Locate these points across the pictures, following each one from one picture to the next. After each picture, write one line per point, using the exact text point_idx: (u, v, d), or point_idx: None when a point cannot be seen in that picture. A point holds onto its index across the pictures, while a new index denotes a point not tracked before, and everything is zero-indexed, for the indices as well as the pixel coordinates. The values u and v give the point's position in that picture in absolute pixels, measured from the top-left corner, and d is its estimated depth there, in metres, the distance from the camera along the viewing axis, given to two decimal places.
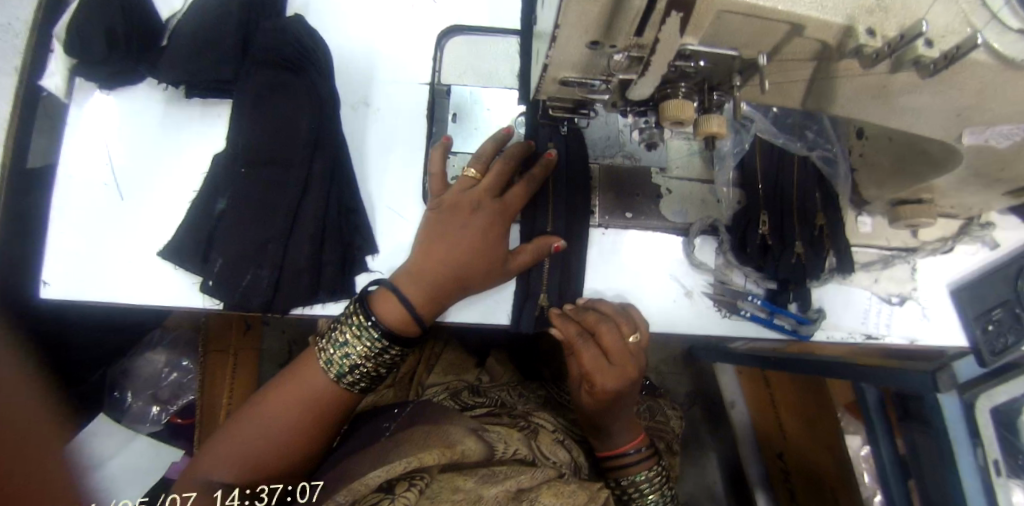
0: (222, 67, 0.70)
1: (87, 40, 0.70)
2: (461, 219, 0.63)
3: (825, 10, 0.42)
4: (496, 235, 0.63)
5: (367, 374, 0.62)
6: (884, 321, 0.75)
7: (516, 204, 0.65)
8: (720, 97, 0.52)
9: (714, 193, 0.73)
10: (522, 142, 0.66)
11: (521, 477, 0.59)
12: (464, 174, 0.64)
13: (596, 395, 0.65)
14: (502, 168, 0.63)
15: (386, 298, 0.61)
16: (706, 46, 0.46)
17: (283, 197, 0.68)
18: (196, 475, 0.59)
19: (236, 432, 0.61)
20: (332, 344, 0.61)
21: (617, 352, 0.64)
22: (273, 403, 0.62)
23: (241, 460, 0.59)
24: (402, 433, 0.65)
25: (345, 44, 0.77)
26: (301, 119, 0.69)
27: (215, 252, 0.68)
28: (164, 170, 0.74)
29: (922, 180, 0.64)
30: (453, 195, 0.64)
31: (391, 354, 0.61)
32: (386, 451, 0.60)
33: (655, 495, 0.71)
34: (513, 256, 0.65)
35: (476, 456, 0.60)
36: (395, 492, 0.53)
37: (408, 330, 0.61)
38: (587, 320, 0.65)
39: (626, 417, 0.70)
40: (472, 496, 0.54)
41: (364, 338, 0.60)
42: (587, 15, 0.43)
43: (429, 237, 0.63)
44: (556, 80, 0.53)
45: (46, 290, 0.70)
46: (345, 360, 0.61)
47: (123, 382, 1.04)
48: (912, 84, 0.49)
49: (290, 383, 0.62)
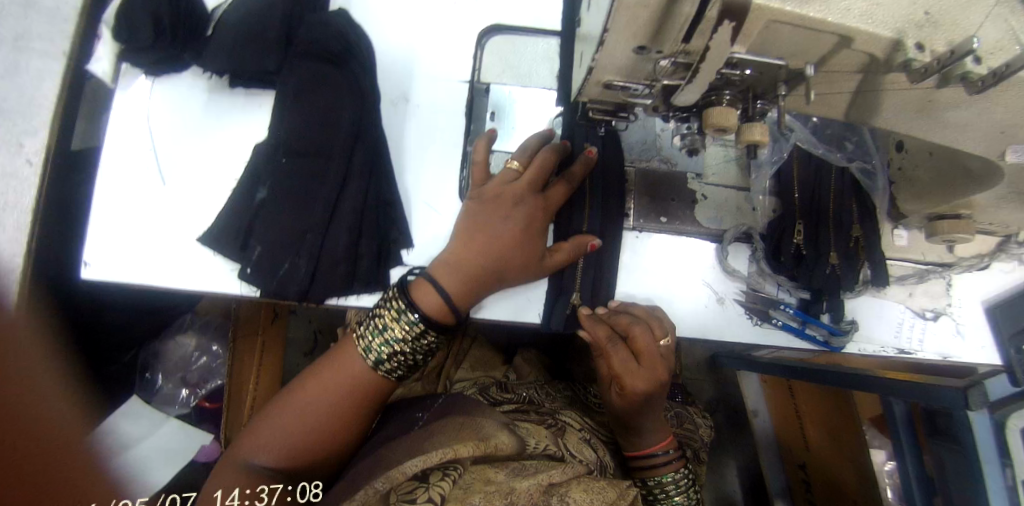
0: (267, 59, 0.72)
1: (135, 27, 0.72)
2: (501, 211, 0.64)
3: (874, 24, 0.42)
4: (536, 229, 0.64)
5: (404, 362, 0.64)
6: (917, 336, 0.75)
7: (555, 202, 0.66)
8: (764, 105, 0.52)
9: (749, 201, 0.74)
10: (558, 143, 0.66)
11: (551, 471, 0.60)
12: (508, 166, 0.65)
13: (626, 397, 0.66)
14: (546, 161, 0.64)
15: (424, 287, 0.63)
16: (753, 54, 0.46)
17: (322, 188, 0.70)
18: (237, 457, 0.62)
19: (278, 416, 0.64)
20: (370, 331, 0.63)
21: (648, 354, 0.65)
22: (312, 389, 0.64)
23: (281, 442, 0.62)
24: (434, 423, 0.67)
25: (386, 40, 0.78)
26: (343, 113, 0.71)
27: (254, 240, 0.70)
28: (206, 157, 0.76)
29: (963, 196, 0.63)
30: (496, 186, 0.65)
31: (427, 340, 0.63)
32: (423, 439, 0.63)
33: (682, 497, 0.70)
34: (550, 254, 0.65)
35: (509, 450, 0.63)
36: (429, 481, 0.55)
37: (443, 317, 0.63)
38: (619, 323, 0.66)
39: (656, 421, 0.71)
40: (504, 487, 0.56)
41: (401, 322, 0.62)
42: (637, 21, 0.44)
43: (470, 229, 0.64)
44: (600, 83, 0.54)
45: (86, 270, 0.72)
46: (384, 347, 0.62)
47: (154, 364, 1.07)
48: (958, 99, 0.48)
49: (328, 369, 0.64)
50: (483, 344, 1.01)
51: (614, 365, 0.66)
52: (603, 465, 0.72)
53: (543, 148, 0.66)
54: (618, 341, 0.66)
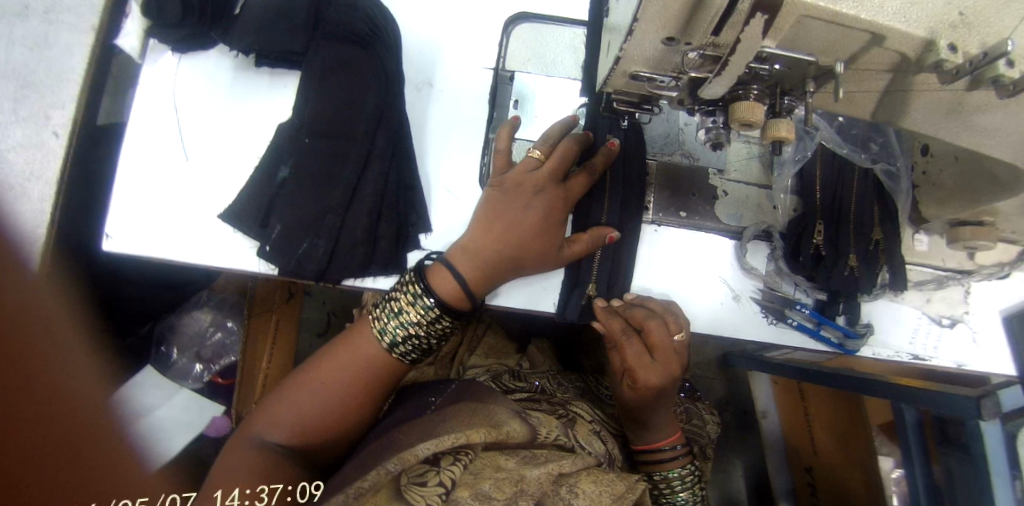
0: (294, 38, 0.72)
1: (163, 3, 0.73)
2: (521, 199, 0.64)
3: (908, 22, 0.42)
4: (556, 219, 0.65)
5: (418, 345, 0.65)
6: (932, 343, 0.74)
7: (575, 192, 0.66)
8: (791, 102, 0.52)
9: (771, 200, 0.73)
10: (579, 133, 0.66)
11: (561, 461, 0.60)
12: (529, 155, 0.65)
13: (638, 391, 0.67)
14: (567, 151, 0.64)
15: (441, 272, 0.64)
16: (783, 49, 0.46)
17: (344, 170, 0.71)
18: (252, 433, 0.63)
19: (293, 395, 0.65)
20: (386, 313, 0.64)
21: (662, 350, 0.65)
22: (327, 369, 0.65)
23: (295, 420, 0.63)
24: (447, 408, 0.67)
25: (414, 24, 0.78)
26: (367, 96, 0.71)
27: (274, 218, 0.71)
28: (231, 136, 0.77)
29: (987, 203, 0.62)
30: (516, 174, 0.65)
31: (442, 325, 0.64)
32: (435, 423, 0.63)
33: (687, 493, 0.71)
34: (568, 244, 0.65)
35: (519, 438, 0.63)
36: (440, 465, 0.56)
37: (459, 303, 0.63)
38: (634, 317, 0.66)
39: (665, 417, 0.71)
40: (514, 475, 0.57)
41: (417, 306, 0.62)
42: (668, 11, 0.44)
43: (489, 215, 0.65)
44: (626, 74, 0.54)
45: (109, 242, 0.74)
46: (399, 330, 0.63)
47: (169, 338, 1.08)
48: (988, 103, 0.48)
49: (342, 350, 0.66)
50: (498, 331, 1.02)
51: (626, 357, 0.67)
52: (611, 457, 0.72)
53: (565, 138, 0.66)
54: (632, 336, 0.67)
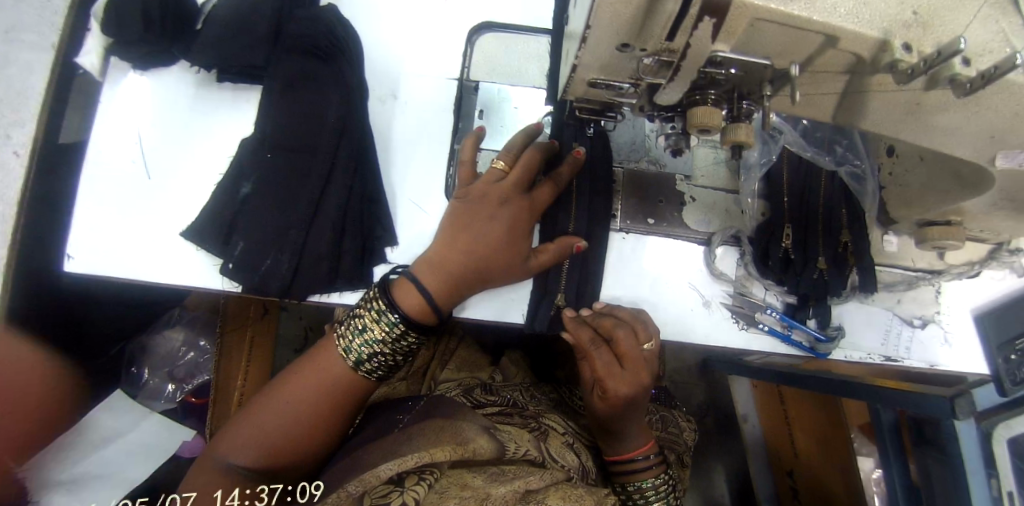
0: (254, 53, 0.70)
1: (124, 19, 0.70)
2: (486, 211, 0.63)
3: (860, 23, 0.41)
4: (522, 229, 0.63)
5: (385, 363, 0.63)
6: (904, 343, 0.74)
7: (542, 202, 0.65)
8: (750, 106, 0.51)
9: (738, 204, 0.73)
10: (544, 142, 0.66)
11: (529, 478, 0.60)
12: (493, 166, 0.64)
13: (609, 402, 0.65)
14: (530, 162, 0.63)
15: (405, 287, 0.62)
16: (738, 53, 0.45)
17: (306, 184, 0.69)
18: (216, 456, 0.60)
19: (255, 417, 0.62)
20: (350, 330, 0.62)
21: (632, 360, 0.64)
22: (291, 390, 0.63)
23: (259, 442, 0.61)
24: (414, 426, 0.66)
25: (378, 35, 0.77)
26: (329, 109, 0.70)
27: (236, 236, 0.69)
28: (192, 153, 0.75)
29: (954, 203, 0.63)
30: (482, 185, 0.64)
31: (408, 341, 0.62)
32: (401, 442, 0.62)
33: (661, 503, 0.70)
34: (535, 255, 0.65)
35: (487, 455, 0.62)
36: (404, 486, 0.54)
37: (425, 318, 0.62)
38: (602, 326, 0.65)
39: (637, 427, 0.70)
40: (480, 493, 0.55)
41: (382, 323, 0.61)
42: (619, 16, 0.43)
43: (454, 227, 0.64)
44: (585, 81, 0.54)
45: (69, 263, 0.71)
46: (364, 348, 0.62)
47: (141, 358, 1.06)
48: (947, 102, 0.47)
49: (308, 371, 0.63)
50: (471, 343, 1.02)
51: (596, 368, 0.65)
52: (585, 470, 0.72)
53: (529, 148, 0.66)
54: (602, 345, 0.66)
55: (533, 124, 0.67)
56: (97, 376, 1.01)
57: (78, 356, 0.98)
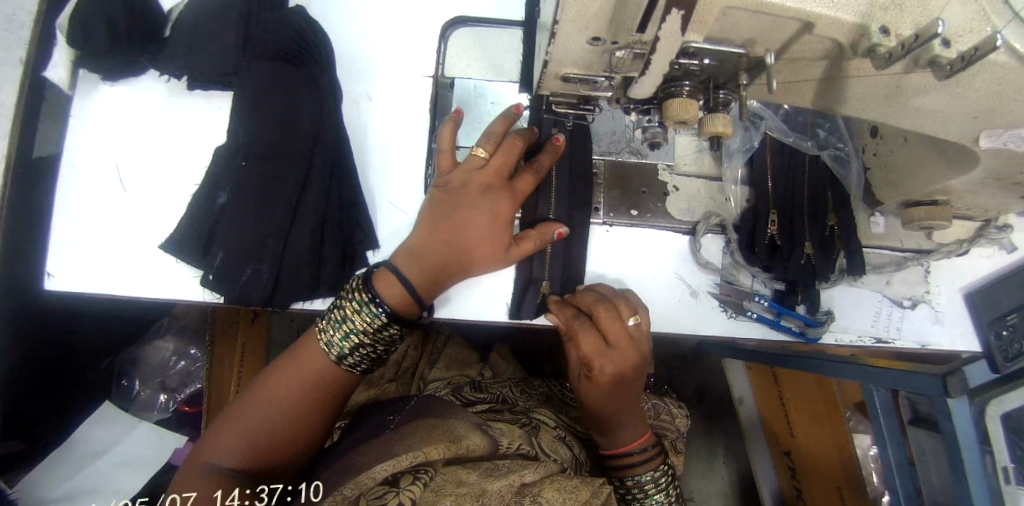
0: (224, 60, 0.69)
1: (86, 29, 0.67)
2: (467, 198, 0.61)
3: (835, 8, 0.40)
4: (505, 219, 0.62)
5: (368, 355, 0.62)
6: (894, 324, 0.74)
7: (524, 190, 0.63)
8: (727, 95, 0.50)
9: (723, 192, 0.73)
10: (524, 130, 0.65)
11: (523, 471, 0.59)
12: (472, 154, 0.62)
13: (598, 381, 0.63)
14: (511, 150, 0.62)
15: (386, 279, 0.61)
16: (711, 43, 0.44)
17: (282, 192, 0.68)
18: (201, 459, 0.58)
19: (237, 417, 0.60)
20: (330, 324, 0.61)
21: (621, 343, 0.62)
22: (273, 387, 0.61)
23: (246, 442, 0.58)
24: (406, 426, 0.66)
25: (351, 35, 0.76)
26: (302, 113, 0.69)
27: (215, 246, 0.68)
28: (167, 163, 0.74)
29: (938, 181, 0.62)
30: (461, 174, 0.62)
31: (390, 331, 0.61)
32: (394, 442, 0.62)
33: (661, 495, 0.69)
34: (517, 243, 0.63)
35: (479, 450, 0.63)
36: (400, 486, 0.54)
37: (405, 308, 0.61)
38: (584, 302, 0.65)
39: (632, 412, 0.69)
40: (476, 489, 0.55)
41: (363, 314, 0.60)
42: (587, 11, 0.42)
43: (434, 217, 0.63)
44: (558, 76, 0.52)
45: (50, 281, 0.70)
46: (346, 342, 0.60)
47: (132, 370, 1.09)
48: (928, 85, 0.46)
49: (289, 367, 0.62)
50: (459, 342, 1.02)
51: (586, 353, 0.63)
52: (577, 462, 0.73)
53: (509, 135, 0.64)
54: (587, 324, 0.64)
55: (510, 108, 0.65)
56: (91, 388, 1.03)
57: (70, 369, 0.99)
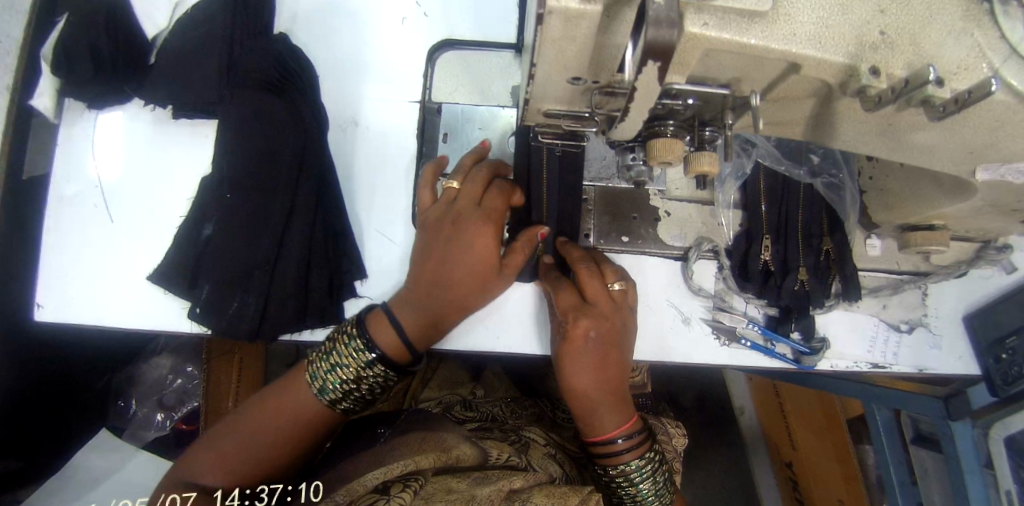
0: (208, 90, 0.68)
1: (70, 61, 0.67)
2: (455, 233, 0.58)
3: (823, 49, 0.39)
4: (492, 241, 0.58)
5: (358, 397, 0.61)
6: (891, 349, 0.72)
7: (499, 211, 0.60)
8: (712, 132, 0.49)
9: (715, 217, 0.72)
10: (506, 182, 0.63)
11: (512, 478, 0.59)
12: (447, 188, 0.61)
13: (573, 339, 0.58)
14: (481, 179, 0.61)
15: (381, 323, 0.60)
16: (694, 83, 0.43)
17: (268, 224, 0.67)
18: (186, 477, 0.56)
19: (225, 438, 0.58)
20: (322, 361, 0.60)
21: (601, 300, 0.60)
22: (265, 409, 0.59)
23: (231, 464, 0.57)
24: (397, 438, 0.66)
25: (336, 61, 0.75)
26: (285, 142, 0.68)
27: (202, 279, 0.67)
28: (154, 193, 0.73)
29: (935, 207, 0.60)
30: (438, 208, 0.61)
31: (381, 378, 0.60)
32: (384, 454, 0.61)
33: (648, 482, 0.62)
34: (507, 260, 0.60)
35: (470, 461, 0.63)
36: (390, 493, 0.53)
37: (400, 356, 0.60)
38: (571, 257, 0.63)
39: (615, 390, 0.60)
40: (465, 495, 0.54)
41: (356, 357, 0.59)
42: (566, 54, 0.41)
43: (424, 258, 0.60)
44: (541, 111, 0.51)
45: (40, 312, 0.70)
46: (336, 381, 0.59)
47: (128, 391, 1.10)
48: (921, 122, 0.45)
49: (280, 393, 0.60)
50: (453, 362, 1.02)
51: (562, 306, 0.60)
52: (568, 478, 0.71)
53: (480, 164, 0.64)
54: (566, 283, 0.62)
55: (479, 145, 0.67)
56: (90, 409, 1.03)
57: (70, 391, 0.99)
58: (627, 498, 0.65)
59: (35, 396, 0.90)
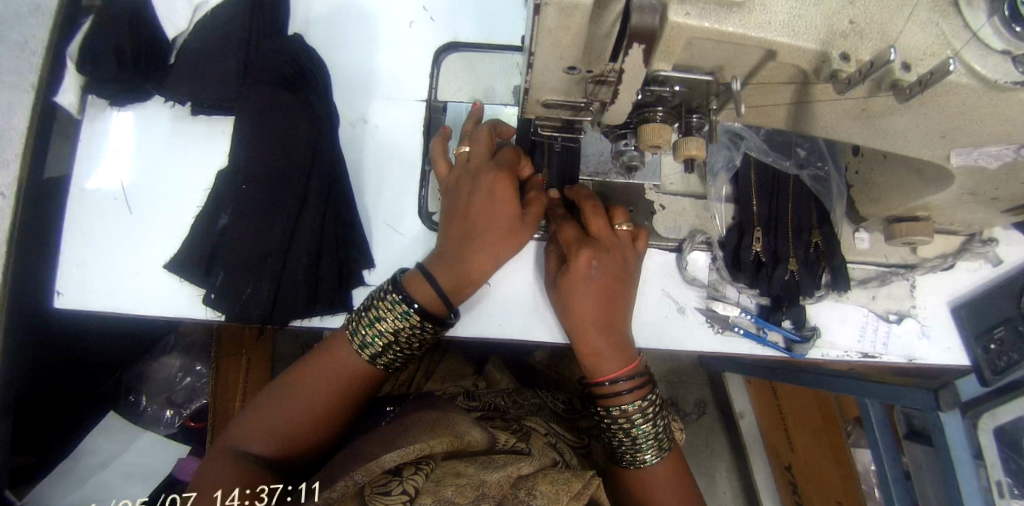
0: (225, 86, 0.72)
1: (96, 59, 0.72)
2: (477, 191, 0.61)
3: (796, 35, 0.42)
4: (507, 193, 0.60)
5: (402, 353, 0.63)
6: (880, 339, 0.74)
7: (511, 166, 0.63)
8: (700, 119, 0.52)
9: (709, 211, 0.75)
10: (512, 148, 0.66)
11: (519, 464, 0.60)
12: (459, 153, 0.64)
13: (573, 269, 0.61)
14: (487, 136, 0.64)
15: (415, 281, 0.61)
16: (680, 71, 0.47)
17: (280, 213, 0.70)
18: (231, 445, 0.58)
19: (269, 405, 0.61)
20: (362, 323, 0.62)
21: (602, 235, 0.63)
22: (306, 376, 0.62)
23: (276, 429, 0.59)
24: (409, 417, 0.67)
25: (347, 62, 0.79)
26: (298, 134, 0.71)
27: (217, 266, 0.70)
28: (171, 187, 0.77)
29: (917, 199, 0.63)
30: (455, 173, 0.64)
31: (425, 332, 0.62)
32: (397, 433, 0.62)
33: (648, 425, 0.63)
34: (529, 211, 0.62)
35: (478, 446, 0.65)
36: (403, 475, 0.56)
37: (438, 308, 0.61)
38: (577, 195, 0.67)
39: (617, 334, 0.62)
40: (474, 480, 0.56)
41: (395, 313, 0.60)
42: (560, 44, 0.44)
43: (451, 219, 0.63)
44: (540, 102, 0.54)
45: (59, 299, 0.73)
46: (378, 338, 0.61)
47: (139, 385, 1.11)
48: (892, 107, 0.48)
49: (318, 362, 0.62)
50: (455, 358, 1.04)
51: (566, 240, 0.63)
52: (568, 464, 0.73)
53: (479, 126, 0.67)
54: (568, 219, 0.66)
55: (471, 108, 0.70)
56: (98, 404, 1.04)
57: (77, 385, 1.00)
58: (622, 440, 0.64)
59: (39, 388, 0.92)
